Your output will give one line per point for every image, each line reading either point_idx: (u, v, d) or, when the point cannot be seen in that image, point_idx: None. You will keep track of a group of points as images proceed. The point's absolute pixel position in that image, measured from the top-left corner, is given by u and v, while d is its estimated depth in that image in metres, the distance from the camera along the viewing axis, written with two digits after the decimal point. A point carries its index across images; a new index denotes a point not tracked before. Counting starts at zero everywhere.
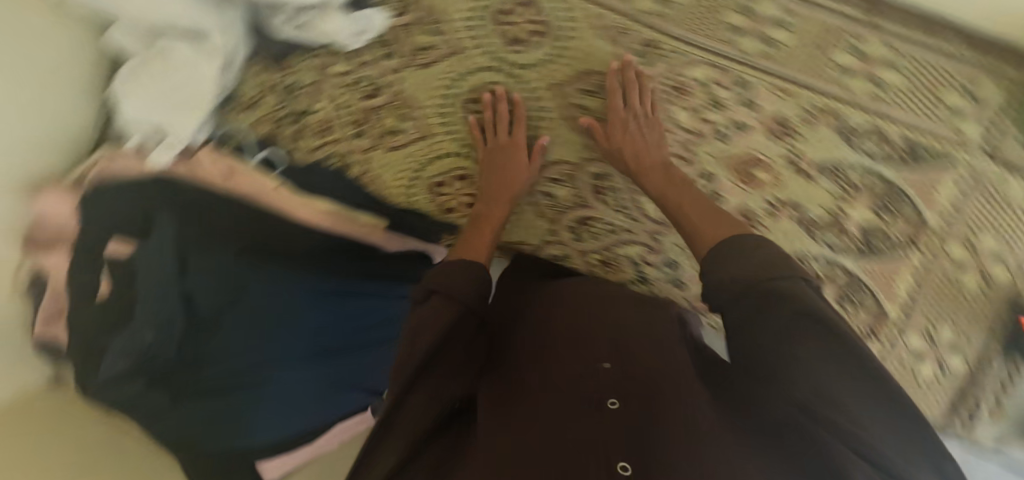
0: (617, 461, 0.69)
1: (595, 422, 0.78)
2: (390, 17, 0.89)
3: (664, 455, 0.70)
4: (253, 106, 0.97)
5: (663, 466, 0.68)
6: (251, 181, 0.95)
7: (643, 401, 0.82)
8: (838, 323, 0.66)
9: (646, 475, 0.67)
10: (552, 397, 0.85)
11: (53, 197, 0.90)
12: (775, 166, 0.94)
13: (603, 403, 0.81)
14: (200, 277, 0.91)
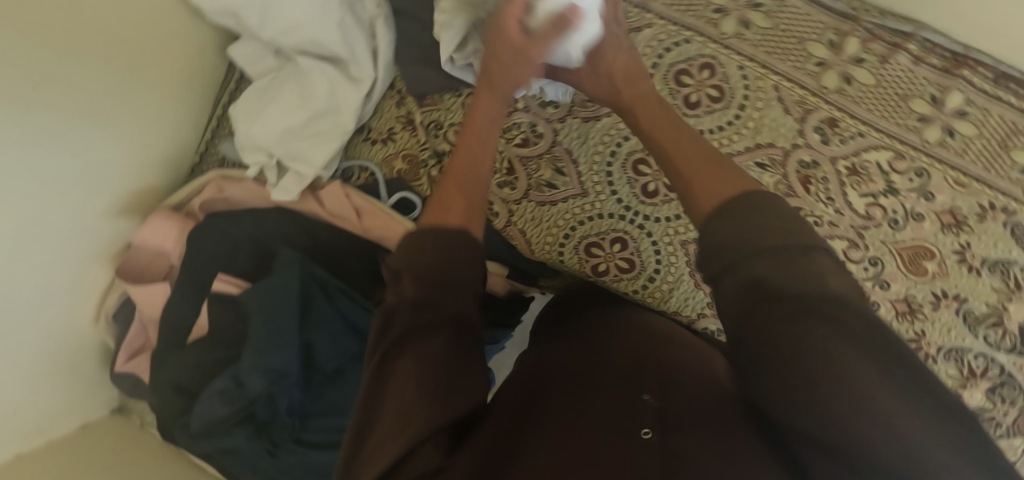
0: (632, 425, 0.44)
1: (564, 445, 0.42)
2: None
3: (689, 446, 0.42)
4: (387, 142, 0.86)
5: (683, 460, 0.40)
6: (381, 222, 0.83)
7: (682, 416, 0.46)
8: (827, 295, 0.42)
9: (669, 459, 0.41)
10: (556, 403, 0.48)
11: (159, 219, 0.82)
12: (943, 256, 0.81)
13: (626, 417, 0.45)
14: (321, 325, 0.81)
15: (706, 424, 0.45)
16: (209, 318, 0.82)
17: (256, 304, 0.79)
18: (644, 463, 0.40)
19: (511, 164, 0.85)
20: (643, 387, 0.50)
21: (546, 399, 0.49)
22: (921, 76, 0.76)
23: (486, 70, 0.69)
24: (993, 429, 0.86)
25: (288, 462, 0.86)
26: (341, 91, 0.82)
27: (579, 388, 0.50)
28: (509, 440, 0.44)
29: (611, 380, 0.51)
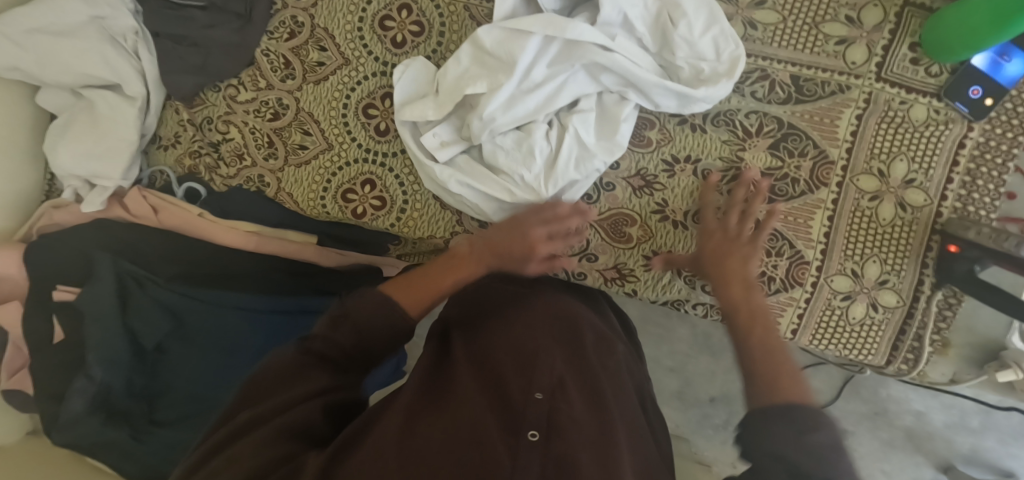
0: (522, 426, 0.57)
1: (456, 439, 0.56)
2: (282, 42, 0.94)
3: (562, 448, 0.56)
4: (175, 145, 1.01)
5: (556, 464, 0.55)
6: (177, 215, 0.97)
7: (562, 413, 0.60)
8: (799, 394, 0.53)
9: (544, 462, 0.55)
10: (460, 401, 0.61)
11: (4, 251, 0.97)
12: (663, 124, 0.83)
13: (518, 417, 0.59)
14: (140, 312, 0.93)
15: (572, 418, 0.60)
16: (60, 325, 0.97)
17: (83, 305, 0.92)
18: (526, 462, 0.54)
19: (269, 138, 0.96)
20: (539, 384, 0.62)
21: (469, 396, 0.62)
22: None
23: (484, 244, 0.77)
24: (774, 285, 0.83)
25: (145, 447, 0.95)
26: (121, 111, 0.96)
27: (481, 389, 0.63)
28: (409, 430, 0.57)
29: (512, 374, 0.64)
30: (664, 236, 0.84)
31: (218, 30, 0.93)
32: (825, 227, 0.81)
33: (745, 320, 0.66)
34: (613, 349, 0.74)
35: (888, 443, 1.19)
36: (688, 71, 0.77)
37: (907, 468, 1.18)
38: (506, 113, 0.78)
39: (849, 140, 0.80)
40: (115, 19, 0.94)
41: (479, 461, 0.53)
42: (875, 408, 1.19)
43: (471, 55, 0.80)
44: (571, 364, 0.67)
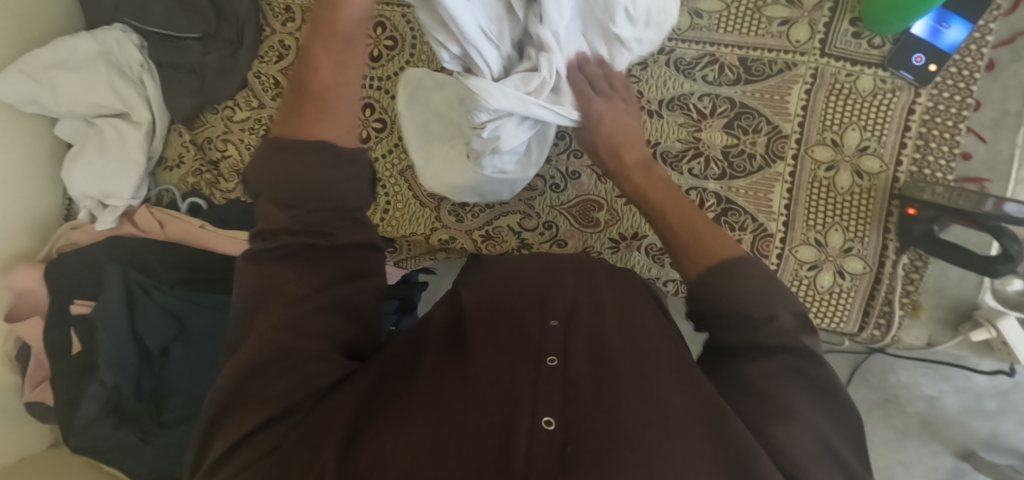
0: (541, 352, 0.53)
1: (472, 369, 0.52)
2: (271, 64, 1.02)
3: (583, 370, 0.52)
4: (178, 166, 1.10)
5: (576, 384, 0.50)
6: (180, 227, 1.05)
7: (581, 336, 0.56)
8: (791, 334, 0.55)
9: (566, 380, 0.50)
10: (473, 337, 0.57)
11: (27, 270, 1.06)
12: None
13: (536, 344, 0.55)
14: (145, 316, 1.00)
15: (599, 340, 0.55)
16: (77, 335, 1.05)
17: (96, 314, 1.01)
18: (548, 384, 0.49)
19: None
20: (552, 312, 0.59)
21: (483, 335, 0.58)
22: None
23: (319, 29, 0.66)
24: None
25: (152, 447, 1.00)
26: (128, 136, 1.05)
27: (493, 327, 0.59)
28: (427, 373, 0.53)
29: (524, 312, 0.61)
30: (631, 218, 0.88)
31: (212, 56, 1.02)
32: (785, 199, 0.84)
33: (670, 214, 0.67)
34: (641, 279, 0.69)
35: (903, 431, 1.14)
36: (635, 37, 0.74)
37: (925, 457, 1.13)
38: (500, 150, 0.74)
39: (800, 114, 0.83)
40: (122, 53, 1.04)
41: (497, 384, 0.49)
42: (886, 395, 1.15)
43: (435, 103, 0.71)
44: (590, 294, 0.63)
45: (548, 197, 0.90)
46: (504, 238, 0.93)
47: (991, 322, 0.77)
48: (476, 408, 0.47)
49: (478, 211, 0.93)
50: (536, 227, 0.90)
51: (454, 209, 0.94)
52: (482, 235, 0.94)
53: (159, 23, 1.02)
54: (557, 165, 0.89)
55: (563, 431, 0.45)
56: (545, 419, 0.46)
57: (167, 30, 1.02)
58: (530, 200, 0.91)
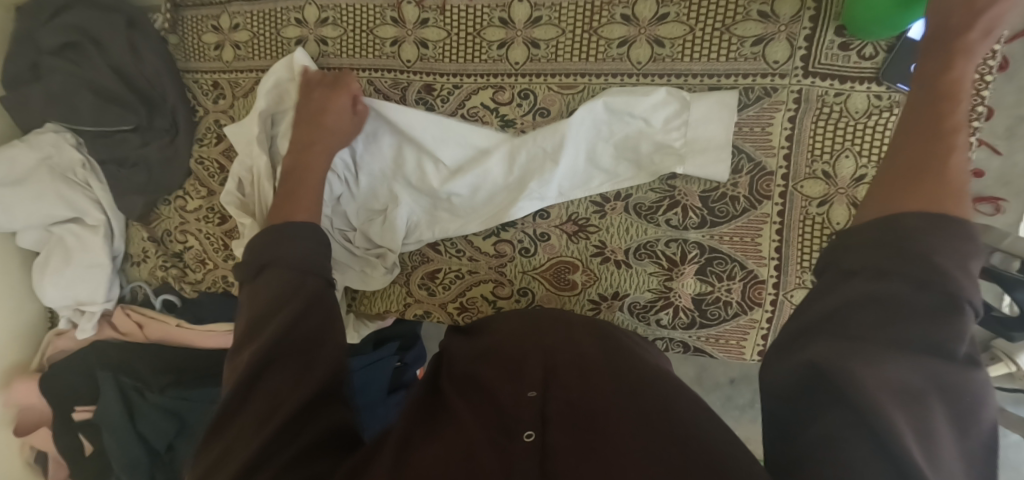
0: (517, 426, 0.52)
1: (448, 455, 0.50)
2: (212, 147, 0.96)
3: (562, 440, 0.50)
4: (144, 260, 1.06)
5: (552, 457, 0.48)
6: (158, 328, 1.05)
7: (558, 409, 0.55)
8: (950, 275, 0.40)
9: (542, 453, 0.49)
10: (447, 426, 0.56)
11: (23, 386, 1.06)
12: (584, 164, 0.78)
13: (512, 421, 0.54)
14: (147, 419, 1.00)
15: (576, 409, 0.55)
16: (88, 440, 1.06)
17: (101, 421, 1.01)
18: (524, 460, 0.48)
19: (223, 241, 0.99)
20: (530, 384, 0.60)
21: (460, 418, 0.57)
22: (484, 5, 0.80)
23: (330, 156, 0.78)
24: (732, 308, 0.79)
25: None
26: (88, 241, 1.02)
27: (470, 406, 0.59)
28: (401, 454, 0.51)
29: (501, 388, 0.61)
30: (609, 277, 0.81)
31: (151, 148, 0.96)
32: (775, 241, 0.76)
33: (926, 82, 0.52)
34: (609, 340, 0.72)
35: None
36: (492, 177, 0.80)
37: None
38: (461, 194, 0.81)
39: (786, 146, 0.74)
40: (61, 155, 0.98)
41: (469, 463, 0.48)
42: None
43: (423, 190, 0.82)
44: (568, 366, 0.64)
45: (519, 262, 0.84)
46: (479, 307, 0.88)
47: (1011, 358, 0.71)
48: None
49: (449, 282, 0.88)
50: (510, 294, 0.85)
51: (423, 283, 0.89)
52: (456, 306, 0.89)
53: (89, 120, 0.95)
54: (524, 228, 0.83)
55: None
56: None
57: (98, 126, 0.96)
58: (499, 266, 0.85)
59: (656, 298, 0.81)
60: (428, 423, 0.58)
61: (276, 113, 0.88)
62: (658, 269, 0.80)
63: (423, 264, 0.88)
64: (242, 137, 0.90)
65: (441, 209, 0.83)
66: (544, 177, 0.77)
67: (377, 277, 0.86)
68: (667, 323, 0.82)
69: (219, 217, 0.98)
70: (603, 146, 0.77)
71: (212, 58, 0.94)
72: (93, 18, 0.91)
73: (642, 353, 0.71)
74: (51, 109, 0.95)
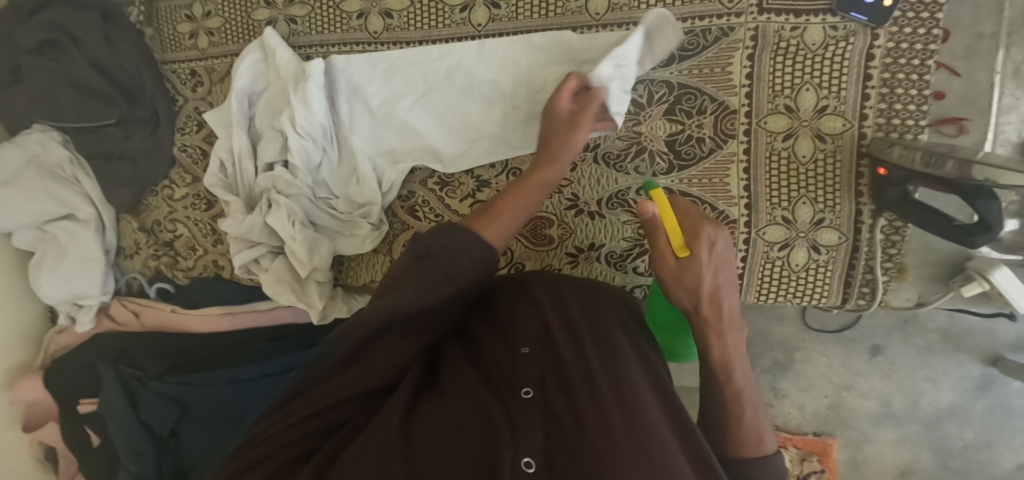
0: (517, 384, 0.55)
1: (454, 410, 0.53)
2: (194, 135, 0.99)
3: (559, 400, 0.54)
4: (137, 252, 1.08)
5: (551, 415, 0.52)
6: (154, 314, 1.08)
7: (552, 369, 0.58)
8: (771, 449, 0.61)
9: (541, 411, 0.52)
10: (446, 379, 0.59)
11: (28, 383, 1.09)
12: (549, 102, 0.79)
13: (509, 378, 0.57)
14: (147, 406, 1.01)
15: (570, 369, 0.58)
16: (94, 433, 1.08)
17: (104, 412, 1.03)
18: (527, 416, 0.51)
19: (211, 226, 1.01)
20: (525, 341, 0.62)
21: (458, 371, 0.60)
22: None
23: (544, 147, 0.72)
24: None
25: None
26: (80, 236, 1.04)
27: (467, 361, 0.62)
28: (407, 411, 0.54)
29: (495, 346, 0.63)
30: (585, 228, 0.82)
31: (134, 140, 0.98)
32: (743, 180, 0.77)
33: (701, 311, 0.63)
34: (605, 296, 0.74)
35: (926, 349, 1.12)
36: (461, 121, 0.83)
37: (952, 370, 1.09)
38: (433, 138, 0.84)
39: (747, 84, 0.75)
40: (49, 154, 1.02)
41: (477, 415, 0.52)
42: (904, 317, 1.12)
43: (400, 138, 0.86)
44: (562, 322, 0.66)
45: None
46: None
47: (986, 276, 0.71)
48: (459, 445, 0.48)
49: None
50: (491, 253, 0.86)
51: (406, 249, 0.89)
52: None
53: (73, 116, 0.97)
54: (499, 186, 0.84)
55: (543, 470, 0.46)
56: (525, 460, 0.46)
57: (83, 121, 0.98)
58: None
59: (632, 246, 0.82)
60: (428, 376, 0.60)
61: (251, 95, 0.90)
62: (632, 217, 0.81)
63: (404, 231, 0.89)
64: (221, 121, 0.92)
65: (414, 156, 0.86)
66: (508, 117, 0.81)
67: (365, 234, 0.86)
68: (644, 271, 0.82)
69: (206, 202, 1.00)
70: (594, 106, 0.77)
71: (188, 47, 0.97)
72: (68, 15, 0.92)
73: (626, 307, 0.74)
74: (37, 108, 0.98)
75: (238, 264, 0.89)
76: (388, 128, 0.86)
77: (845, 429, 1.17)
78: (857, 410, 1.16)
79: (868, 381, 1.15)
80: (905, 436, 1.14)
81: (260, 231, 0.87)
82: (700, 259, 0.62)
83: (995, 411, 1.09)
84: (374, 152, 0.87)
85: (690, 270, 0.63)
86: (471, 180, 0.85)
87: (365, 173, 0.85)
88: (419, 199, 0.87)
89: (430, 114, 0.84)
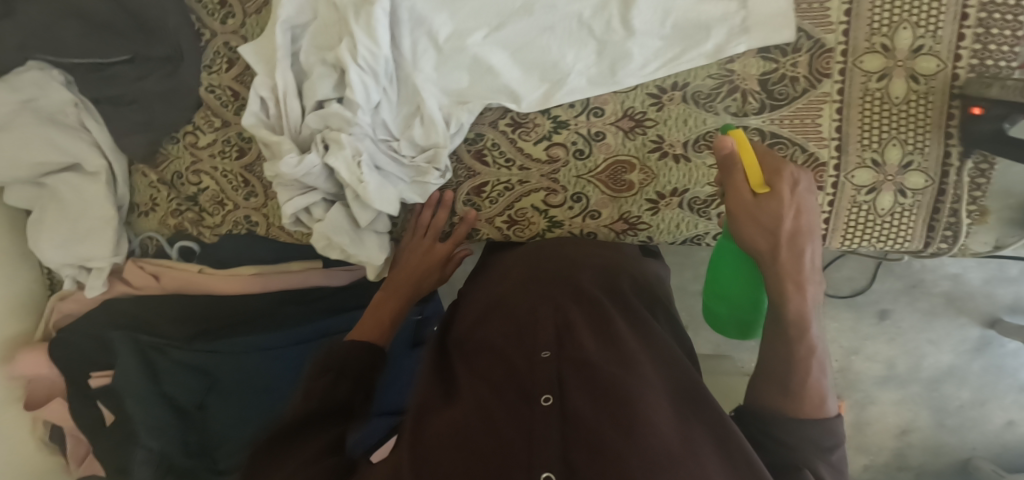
0: (536, 392, 0.56)
1: (471, 422, 0.54)
2: (222, 74, 0.89)
3: (579, 405, 0.54)
4: (153, 209, 0.97)
5: (572, 423, 0.52)
6: (178, 276, 0.97)
7: (575, 373, 0.58)
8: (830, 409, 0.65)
9: (562, 420, 0.53)
10: (468, 388, 0.60)
11: (28, 354, 0.97)
12: (639, 35, 0.75)
13: (526, 385, 0.57)
14: (172, 378, 0.94)
15: (593, 372, 0.58)
16: (108, 406, 0.98)
17: (119, 386, 0.94)
18: (543, 426, 0.52)
19: (243, 177, 0.92)
20: (543, 345, 0.62)
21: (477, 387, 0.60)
22: None
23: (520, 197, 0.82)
24: None
25: None
26: (88, 190, 0.93)
27: (488, 365, 0.62)
28: (428, 428, 0.56)
29: (513, 347, 0.63)
30: (668, 172, 0.79)
31: (150, 80, 0.88)
32: (835, 121, 0.75)
33: (778, 254, 0.60)
34: (613, 273, 0.75)
35: (930, 312, 1.27)
36: (540, 58, 0.78)
37: (954, 333, 1.27)
38: (510, 74, 0.79)
39: (844, 21, 0.72)
40: (50, 96, 0.89)
41: (493, 428, 0.53)
42: (912, 281, 1.27)
43: (469, 74, 0.79)
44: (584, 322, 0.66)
45: (573, 166, 0.80)
46: (533, 219, 0.83)
47: None
48: (477, 457, 0.51)
49: (496, 196, 0.83)
50: (568, 200, 0.82)
51: (471, 197, 0.84)
52: (506, 221, 0.85)
53: (76, 51, 0.87)
54: (577, 127, 0.79)
55: None
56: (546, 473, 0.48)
57: (90, 57, 0.87)
58: (553, 175, 0.81)
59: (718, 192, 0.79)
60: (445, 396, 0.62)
61: (295, 28, 0.82)
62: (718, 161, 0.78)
63: (469, 178, 0.83)
64: (259, 56, 0.83)
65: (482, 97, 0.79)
66: (591, 53, 0.77)
67: (433, 183, 0.81)
68: None
69: (237, 150, 0.91)
70: (654, 44, 0.75)
71: None
72: None
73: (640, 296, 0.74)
74: (28, 38, 0.84)
75: (289, 214, 0.81)
76: (454, 64, 0.79)
77: (852, 391, 1.34)
78: (863, 373, 1.33)
79: (874, 345, 1.31)
80: (905, 395, 1.32)
81: (317, 175, 0.80)
82: (781, 196, 0.59)
83: (989, 369, 1.28)
84: (440, 92, 0.80)
85: (768, 207, 0.60)
86: (548, 121, 0.80)
87: (434, 112, 0.79)
88: (488, 143, 0.82)
89: (506, 48, 0.79)
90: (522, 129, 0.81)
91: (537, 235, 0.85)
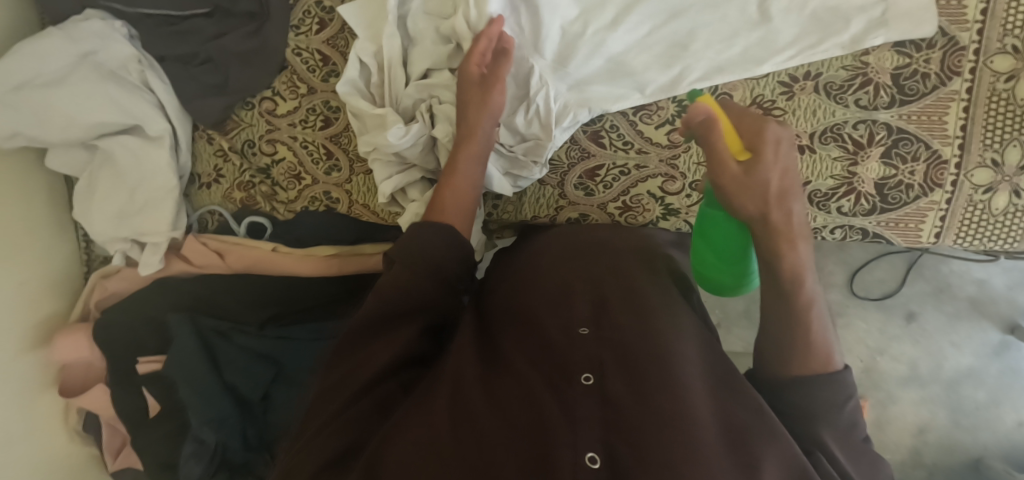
0: (574, 369, 0.53)
1: (508, 399, 0.53)
2: (310, 35, 0.81)
3: (621, 388, 0.52)
4: (217, 180, 0.90)
5: (611, 403, 0.50)
6: (247, 254, 0.89)
7: (612, 353, 0.56)
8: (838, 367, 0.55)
9: (602, 400, 0.51)
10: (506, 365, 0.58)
11: (70, 335, 0.88)
12: (773, 22, 0.73)
13: (564, 363, 0.55)
14: (237, 365, 0.86)
15: (634, 355, 0.55)
16: (154, 396, 0.89)
17: (171, 372, 0.85)
18: (585, 407, 0.50)
19: (326, 149, 0.85)
20: (581, 320, 0.60)
21: (511, 365, 0.57)
22: None
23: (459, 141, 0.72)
24: (911, 189, 0.78)
25: None
26: (148, 155, 0.84)
27: (524, 338, 0.61)
28: (462, 396, 0.54)
29: (549, 321, 0.61)
30: None
31: (230, 36, 0.80)
32: (961, 120, 0.75)
33: (771, 220, 0.47)
34: (645, 252, 0.71)
35: (955, 316, 1.17)
36: (667, 40, 0.75)
37: (975, 336, 1.16)
38: (635, 55, 0.76)
39: (980, 19, 0.71)
40: (111, 50, 0.80)
41: (531, 404, 0.51)
42: (938, 285, 1.18)
43: (592, 53, 0.75)
44: (620, 297, 0.63)
45: (694, 152, 0.78)
46: (648, 205, 0.81)
47: None
48: (516, 430, 0.49)
49: (611, 180, 0.80)
50: (685, 188, 0.80)
51: (584, 181, 0.81)
52: (618, 207, 0.82)
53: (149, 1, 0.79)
54: None
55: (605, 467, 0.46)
56: (587, 454, 0.46)
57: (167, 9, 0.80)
58: (672, 160, 0.79)
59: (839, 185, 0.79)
60: (482, 362, 0.59)
61: None
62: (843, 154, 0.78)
63: (583, 160, 0.80)
64: (362, 19, 0.76)
65: (600, 78, 0.76)
66: (722, 37, 0.74)
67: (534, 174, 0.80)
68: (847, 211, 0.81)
69: (323, 120, 0.84)
70: (789, 32, 0.74)
71: None
72: None
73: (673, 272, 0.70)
74: None
75: (387, 192, 0.76)
76: (579, 41, 0.75)
77: (874, 390, 1.20)
78: (887, 373, 1.19)
79: (901, 346, 1.19)
80: (926, 396, 1.18)
81: (418, 147, 0.75)
82: (766, 160, 0.46)
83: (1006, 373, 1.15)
84: (559, 70, 0.76)
85: (754, 173, 0.46)
86: (672, 105, 0.77)
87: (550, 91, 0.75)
88: (607, 124, 0.79)
89: (631, 27, 0.75)
90: (642, 113, 0.78)
91: (650, 222, 0.83)
